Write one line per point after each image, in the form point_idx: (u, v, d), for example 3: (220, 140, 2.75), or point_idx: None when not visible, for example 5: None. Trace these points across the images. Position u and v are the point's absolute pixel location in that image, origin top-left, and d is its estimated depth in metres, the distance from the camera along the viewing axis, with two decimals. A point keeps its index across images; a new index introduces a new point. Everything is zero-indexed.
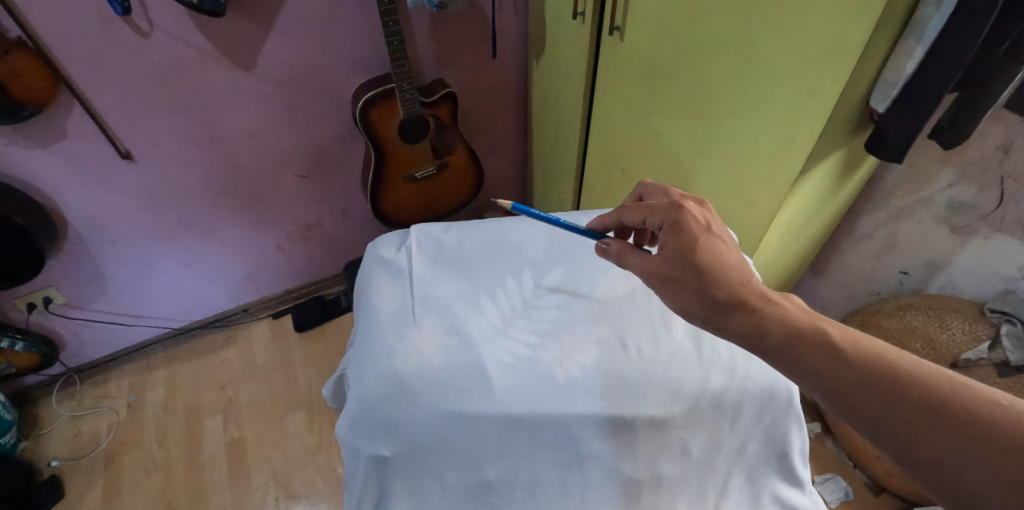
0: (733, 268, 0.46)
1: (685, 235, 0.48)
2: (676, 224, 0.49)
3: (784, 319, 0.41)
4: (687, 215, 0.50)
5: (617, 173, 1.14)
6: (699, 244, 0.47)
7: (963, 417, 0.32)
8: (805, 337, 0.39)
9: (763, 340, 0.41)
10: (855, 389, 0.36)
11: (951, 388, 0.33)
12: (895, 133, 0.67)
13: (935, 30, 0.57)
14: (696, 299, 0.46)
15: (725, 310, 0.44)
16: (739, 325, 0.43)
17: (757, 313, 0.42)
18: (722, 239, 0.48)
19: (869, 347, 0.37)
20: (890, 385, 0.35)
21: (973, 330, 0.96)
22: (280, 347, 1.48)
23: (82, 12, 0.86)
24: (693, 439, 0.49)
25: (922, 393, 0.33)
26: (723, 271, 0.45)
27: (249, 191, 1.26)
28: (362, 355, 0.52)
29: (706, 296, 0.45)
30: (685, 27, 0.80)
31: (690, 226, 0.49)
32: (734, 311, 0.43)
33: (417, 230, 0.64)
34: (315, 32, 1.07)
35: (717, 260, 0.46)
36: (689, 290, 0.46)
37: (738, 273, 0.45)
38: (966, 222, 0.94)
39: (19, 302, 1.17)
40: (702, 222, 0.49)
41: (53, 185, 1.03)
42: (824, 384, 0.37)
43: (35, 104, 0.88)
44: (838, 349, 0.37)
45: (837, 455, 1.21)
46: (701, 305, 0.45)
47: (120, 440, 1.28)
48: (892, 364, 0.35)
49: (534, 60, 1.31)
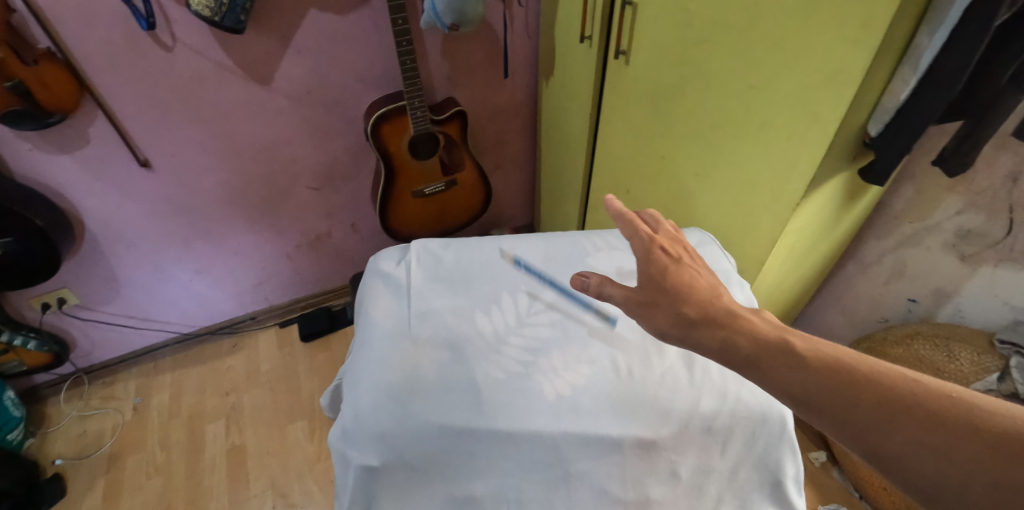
0: (704, 292, 0.45)
1: (655, 263, 0.48)
2: (648, 254, 0.49)
3: (753, 332, 0.41)
4: (658, 244, 0.49)
5: (622, 195, 1.15)
6: (667, 270, 0.47)
7: (919, 410, 0.33)
8: (773, 349, 0.39)
9: (734, 355, 0.40)
10: (822, 396, 0.36)
11: (905, 385, 0.34)
12: (881, 160, 0.69)
13: (930, 58, 0.58)
14: (669, 319, 0.45)
15: (696, 327, 0.43)
16: (711, 342, 0.42)
17: (727, 328, 0.42)
18: (692, 268, 0.48)
19: (830, 352, 0.37)
20: (851, 386, 0.35)
21: (980, 362, 0.93)
22: (285, 355, 1.49)
23: (110, 25, 0.90)
24: (683, 462, 0.49)
25: (882, 389, 0.34)
26: (693, 293, 0.45)
27: (261, 202, 1.29)
28: (356, 368, 0.53)
29: (677, 313, 0.45)
30: (689, 52, 0.82)
31: (661, 256, 0.49)
32: (704, 326, 0.43)
33: (418, 245, 0.66)
34: (331, 49, 1.10)
35: (688, 284, 0.46)
36: (665, 311, 0.46)
37: (708, 292, 0.46)
38: (975, 250, 0.93)
39: (35, 302, 1.20)
40: (673, 253, 0.49)
41: (72, 189, 1.06)
42: (794, 390, 0.37)
43: (61, 112, 0.91)
44: (802, 357, 0.38)
45: (843, 486, 1.18)
46: (675, 323, 0.45)
47: (124, 441, 1.30)
48: (850, 364, 0.36)
49: (544, 80, 1.34)
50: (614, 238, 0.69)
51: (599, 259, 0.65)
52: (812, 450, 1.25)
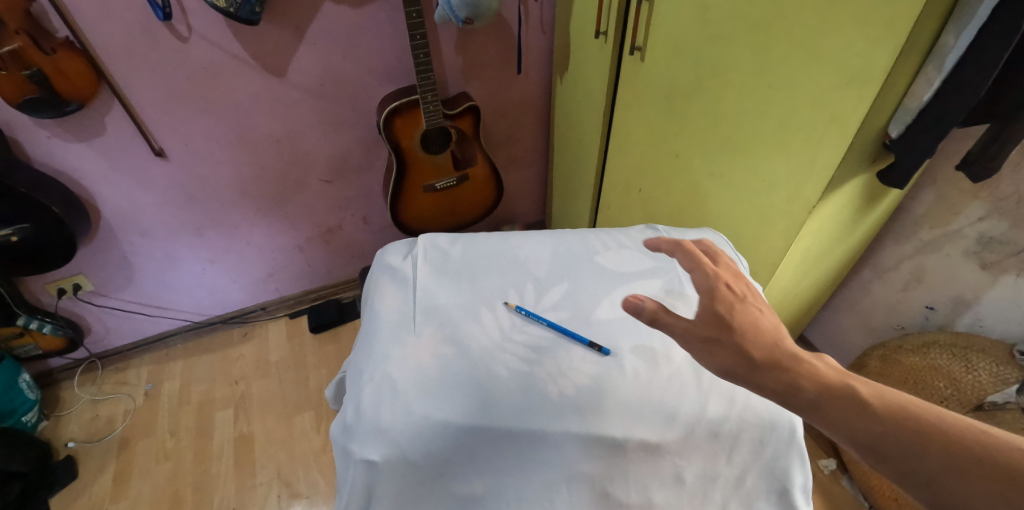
0: (768, 332, 0.42)
1: (718, 300, 0.44)
2: (710, 291, 0.45)
3: (814, 376, 0.38)
4: (720, 281, 0.46)
5: (635, 194, 1.13)
6: (733, 309, 0.44)
7: (993, 465, 0.30)
8: (835, 394, 0.37)
9: (795, 398, 0.38)
10: (883, 441, 0.34)
11: (976, 438, 0.32)
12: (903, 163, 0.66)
13: (955, 59, 0.56)
14: (732, 357, 0.42)
15: (759, 368, 0.41)
16: (772, 384, 0.39)
17: (789, 371, 0.39)
18: (757, 307, 0.45)
19: (896, 401, 0.35)
20: (919, 436, 0.33)
21: (999, 373, 0.88)
22: (295, 346, 1.51)
23: (127, 16, 0.91)
24: (688, 467, 0.48)
25: (951, 442, 0.32)
26: (758, 334, 0.42)
27: (273, 193, 1.30)
28: (360, 361, 0.53)
29: (740, 352, 0.42)
30: (707, 49, 0.80)
31: (725, 294, 0.45)
32: (768, 369, 0.40)
33: (425, 240, 0.66)
34: (345, 42, 1.10)
35: (753, 325, 0.43)
36: (728, 349, 0.42)
37: (771, 334, 0.43)
38: (997, 258, 0.89)
39: (51, 287, 1.22)
40: (737, 291, 0.45)
41: (88, 177, 1.08)
42: (859, 438, 0.35)
43: (78, 101, 0.93)
44: (867, 405, 0.35)
45: (853, 495, 1.15)
46: (738, 362, 0.41)
47: (135, 427, 1.32)
48: (918, 415, 0.34)
49: (558, 76, 1.32)
50: (624, 237, 0.68)
51: (609, 258, 0.64)
52: (822, 457, 1.22)
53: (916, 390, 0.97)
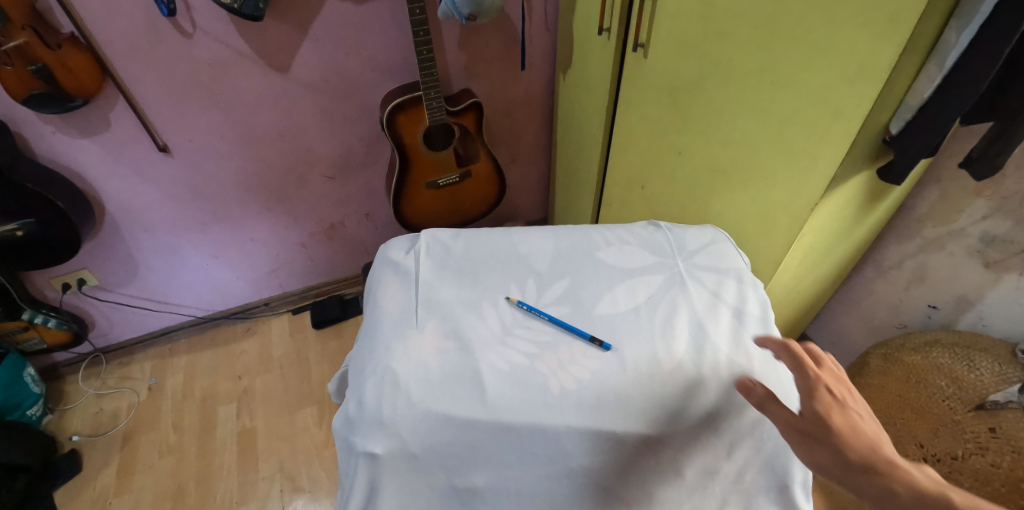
0: (867, 434, 0.40)
1: (815, 398, 0.43)
2: (808, 388, 0.44)
3: (915, 489, 0.36)
4: (817, 378, 0.44)
5: (638, 190, 1.14)
6: (830, 408, 0.42)
7: None
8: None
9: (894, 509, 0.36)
10: None
11: None
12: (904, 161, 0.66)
13: (956, 56, 0.56)
14: (826, 455, 0.40)
15: (853, 470, 0.38)
16: (869, 490, 0.37)
17: (887, 479, 0.37)
18: (856, 408, 0.42)
19: None
20: None
21: (1002, 372, 0.86)
22: (298, 341, 1.51)
23: (130, 12, 0.91)
24: (689, 461, 0.47)
25: None
26: (855, 435, 0.40)
27: (276, 189, 1.30)
28: (362, 355, 0.54)
29: (833, 451, 0.40)
30: (710, 46, 0.80)
31: (821, 390, 0.43)
32: (863, 473, 0.38)
33: (427, 235, 0.66)
34: (348, 38, 1.10)
35: (851, 426, 0.41)
36: (822, 448, 0.40)
37: (871, 438, 0.40)
38: (1000, 258, 0.89)
39: (55, 282, 1.23)
40: (834, 389, 0.44)
41: (92, 172, 1.09)
42: None
43: (83, 96, 0.93)
44: None
45: None
46: (834, 462, 0.39)
47: (138, 421, 1.33)
48: None
49: (561, 72, 1.32)
50: (625, 233, 0.68)
51: (610, 254, 0.64)
52: None
53: (917, 388, 0.95)
